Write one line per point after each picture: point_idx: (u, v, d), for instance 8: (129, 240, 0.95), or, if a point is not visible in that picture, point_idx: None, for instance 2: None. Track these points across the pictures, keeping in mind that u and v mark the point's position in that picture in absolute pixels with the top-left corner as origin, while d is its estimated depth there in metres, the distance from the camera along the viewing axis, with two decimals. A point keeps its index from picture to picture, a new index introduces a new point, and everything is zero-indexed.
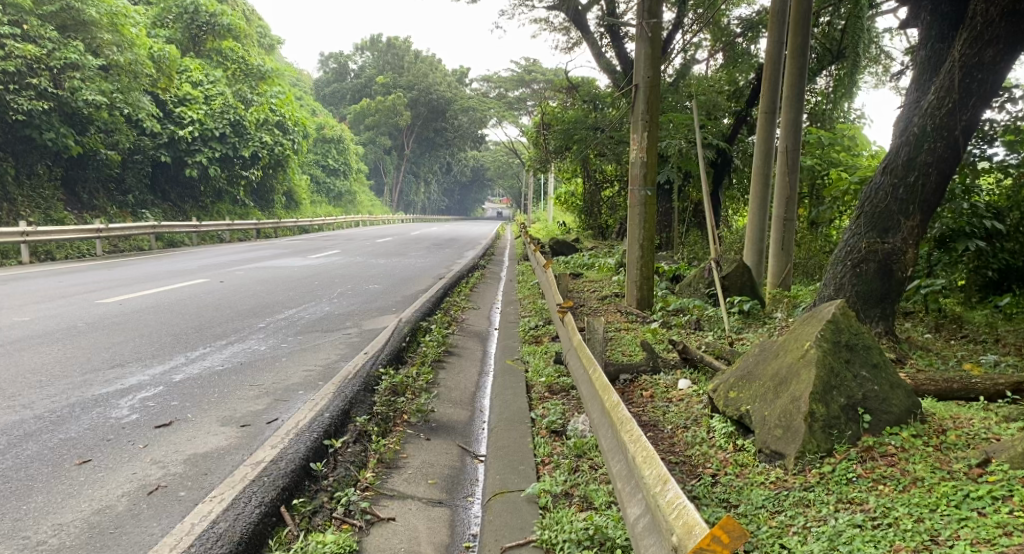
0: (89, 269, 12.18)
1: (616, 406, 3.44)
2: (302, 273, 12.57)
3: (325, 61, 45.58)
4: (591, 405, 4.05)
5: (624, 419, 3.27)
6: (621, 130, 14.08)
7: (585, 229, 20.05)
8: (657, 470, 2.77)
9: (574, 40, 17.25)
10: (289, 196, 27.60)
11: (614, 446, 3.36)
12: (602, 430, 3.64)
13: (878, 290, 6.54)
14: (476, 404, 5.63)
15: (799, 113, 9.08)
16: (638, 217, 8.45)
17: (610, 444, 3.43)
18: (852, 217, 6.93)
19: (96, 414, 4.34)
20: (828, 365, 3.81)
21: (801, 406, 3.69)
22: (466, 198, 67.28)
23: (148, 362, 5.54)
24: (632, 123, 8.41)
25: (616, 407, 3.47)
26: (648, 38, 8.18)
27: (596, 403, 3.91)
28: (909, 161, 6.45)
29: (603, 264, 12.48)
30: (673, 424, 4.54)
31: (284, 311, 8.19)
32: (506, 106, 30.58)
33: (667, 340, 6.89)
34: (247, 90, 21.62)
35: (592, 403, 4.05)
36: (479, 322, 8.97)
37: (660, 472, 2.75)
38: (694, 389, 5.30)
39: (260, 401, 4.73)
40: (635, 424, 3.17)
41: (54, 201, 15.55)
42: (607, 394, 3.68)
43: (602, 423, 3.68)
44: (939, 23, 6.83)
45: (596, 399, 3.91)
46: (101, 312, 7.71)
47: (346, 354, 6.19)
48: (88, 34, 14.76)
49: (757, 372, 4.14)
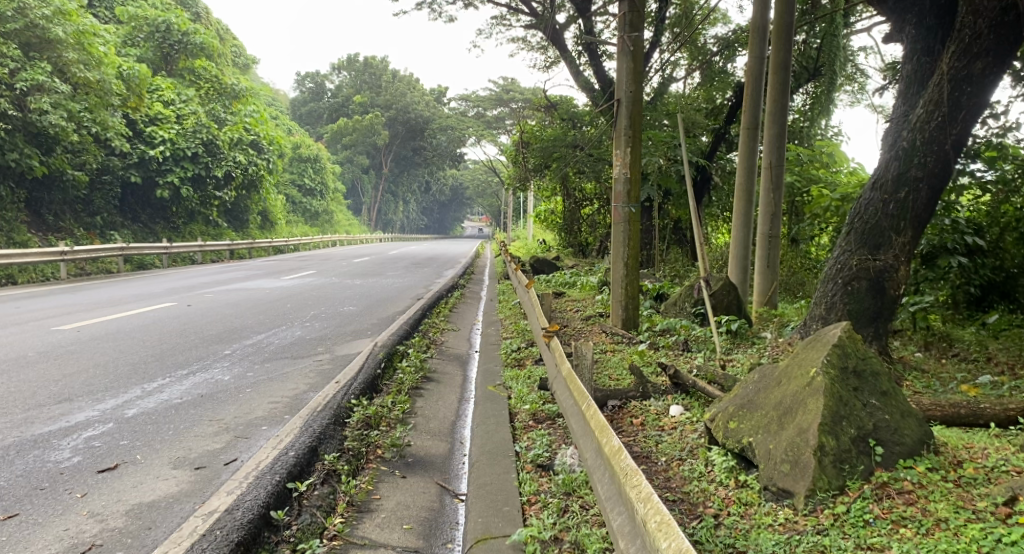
0: (52, 294, 11.69)
1: (617, 451, 3.10)
2: (275, 295, 12.17)
3: (302, 80, 44.64)
4: (583, 443, 3.72)
5: (628, 470, 2.93)
6: (600, 148, 13.90)
7: (566, 247, 19.89)
8: (676, 544, 2.43)
9: (551, 58, 17.15)
10: (265, 215, 27.12)
11: (615, 498, 3.01)
12: (598, 475, 3.30)
13: (871, 308, 6.31)
14: (456, 435, 5.28)
15: (782, 128, 8.88)
16: (622, 235, 8.16)
17: (609, 495, 3.09)
18: (842, 234, 6.73)
19: (31, 458, 3.93)
20: (836, 393, 3.54)
21: (809, 439, 3.39)
22: (446, 216, 67.18)
23: (100, 396, 5.12)
24: (614, 139, 8.17)
25: (615, 453, 3.13)
26: (629, 51, 7.98)
27: (590, 443, 3.57)
28: (899, 177, 6.24)
29: (586, 283, 12.24)
30: (668, 457, 4.27)
31: (253, 336, 7.79)
32: (484, 125, 30.54)
33: (655, 362, 6.61)
34: (220, 109, 21.25)
35: (585, 441, 3.71)
36: (458, 344, 8.64)
37: (680, 547, 2.41)
38: (687, 416, 5.02)
39: (218, 438, 4.34)
40: (642, 477, 2.83)
41: (17, 223, 14.99)
42: (604, 435, 3.33)
43: (597, 467, 3.35)
44: (924, 36, 6.63)
45: (591, 438, 3.57)
46: (56, 339, 7.26)
47: (316, 384, 5.79)
48: (53, 52, 14.23)
49: (759, 401, 3.84)
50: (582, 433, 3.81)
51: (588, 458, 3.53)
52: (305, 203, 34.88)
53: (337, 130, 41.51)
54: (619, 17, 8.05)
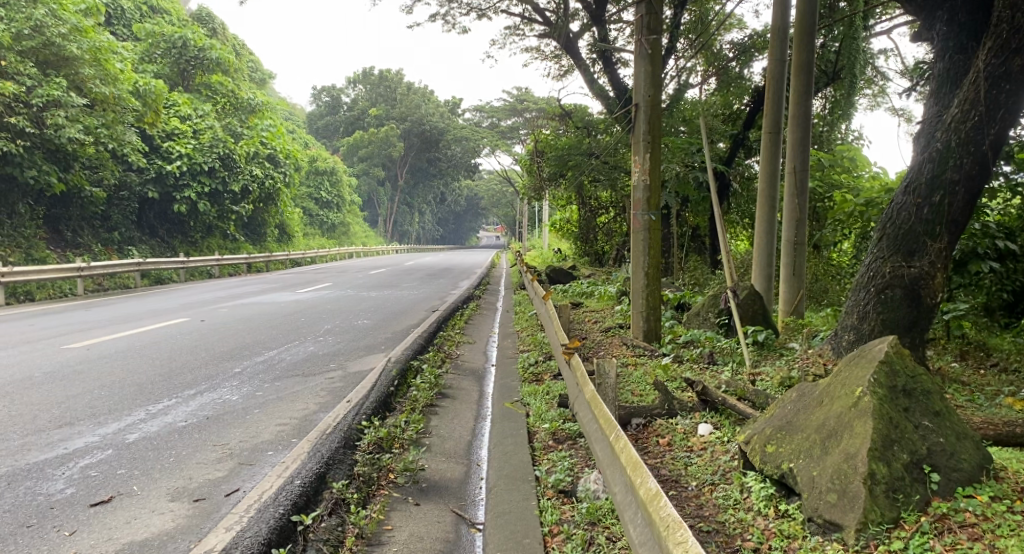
0: (67, 310, 11.58)
1: (655, 496, 2.85)
2: (289, 309, 11.98)
3: (318, 93, 44.77)
4: (611, 475, 3.46)
5: (670, 522, 2.68)
6: (616, 155, 13.62)
7: (582, 256, 19.61)
8: None
9: (566, 67, 16.93)
10: (282, 228, 27.06)
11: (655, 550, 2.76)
12: (632, 516, 3.05)
13: (906, 318, 6.00)
14: (472, 456, 5.03)
15: (806, 132, 8.56)
16: (642, 243, 7.89)
17: (647, 546, 2.84)
18: (874, 239, 6.41)
19: (21, 490, 3.71)
20: (886, 416, 3.27)
21: (858, 466, 3.12)
22: (462, 226, 67.17)
23: (103, 420, 4.92)
24: (632, 145, 7.91)
25: (653, 497, 2.88)
26: (647, 54, 7.75)
27: (620, 477, 3.32)
28: (933, 179, 5.91)
29: (604, 293, 11.97)
30: (699, 482, 4.13)
31: (265, 353, 7.59)
32: (498, 135, 30.40)
33: (680, 376, 6.32)
34: (236, 124, 21.25)
35: (613, 472, 3.45)
36: (474, 358, 8.39)
37: None
38: (717, 435, 4.76)
39: (221, 466, 4.11)
40: (687, 532, 2.58)
41: (36, 240, 14.96)
42: (637, 474, 3.08)
43: (631, 508, 3.10)
44: (957, 33, 6.30)
45: (621, 473, 3.31)
46: (64, 359, 7.08)
47: (327, 403, 5.56)
48: (70, 69, 14.21)
49: (798, 423, 3.57)
50: (609, 463, 3.55)
51: (619, 494, 3.28)
52: (321, 215, 34.85)
53: (353, 143, 41.60)
54: (636, 19, 7.80)
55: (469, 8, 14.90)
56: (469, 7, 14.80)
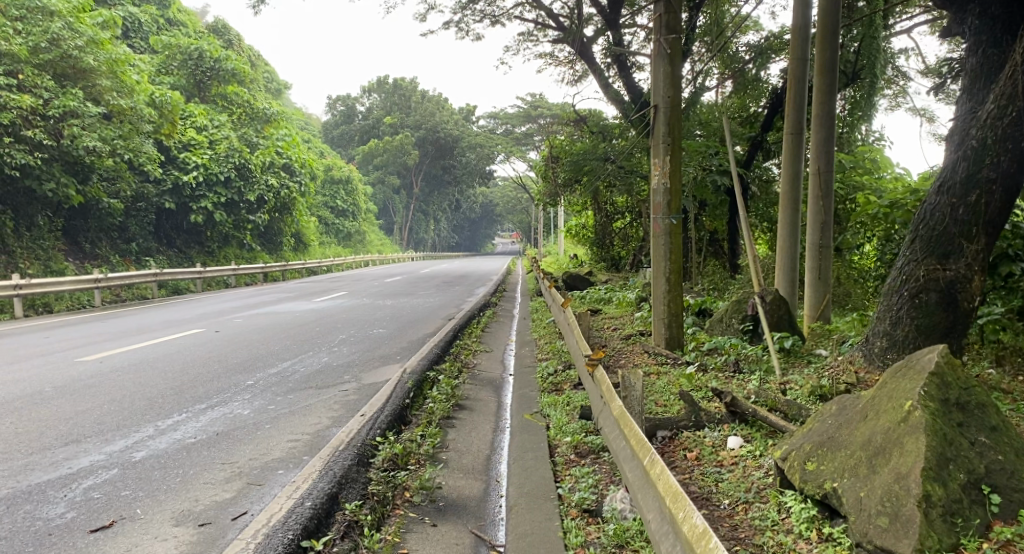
0: (84, 322, 11.49)
1: (702, 535, 2.64)
2: (305, 318, 11.85)
3: (333, 103, 44.92)
4: (646, 501, 3.24)
5: None
6: (632, 160, 13.39)
7: (599, 262, 19.38)
8: None
9: (580, 72, 16.76)
10: (298, 237, 27.05)
11: None
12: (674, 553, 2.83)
13: (943, 323, 5.73)
14: (491, 472, 4.82)
15: (830, 132, 8.29)
16: (662, 248, 7.64)
17: None
18: (907, 240, 6.15)
19: (20, 515, 3.56)
20: (940, 433, 3.10)
21: (912, 489, 2.94)
22: (477, 233, 67.14)
23: (110, 437, 4.77)
24: (651, 148, 7.68)
25: (699, 535, 2.67)
26: (666, 54, 7.53)
27: (657, 506, 3.09)
28: (968, 179, 5.63)
29: (623, 299, 11.73)
30: (732, 501, 3.91)
31: (279, 365, 7.43)
32: (513, 142, 30.25)
33: (705, 386, 6.09)
34: (252, 134, 21.28)
35: (647, 498, 3.23)
36: (491, 368, 8.19)
37: None
38: (748, 449, 4.54)
39: (229, 486, 3.94)
40: None
41: (54, 252, 14.95)
42: (679, 505, 2.86)
43: (671, 541, 2.88)
44: (990, 27, 6.01)
45: (658, 501, 3.09)
46: (76, 373, 6.95)
47: (340, 417, 5.37)
48: (88, 82, 14.22)
49: (841, 438, 3.37)
50: (641, 487, 3.34)
51: (656, 526, 3.06)
52: (337, 224, 34.85)
53: (368, 152, 41.67)
54: (654, 18, 7.59)
55: (483, 15, 14.77)
56: (482, 14, 14.67)
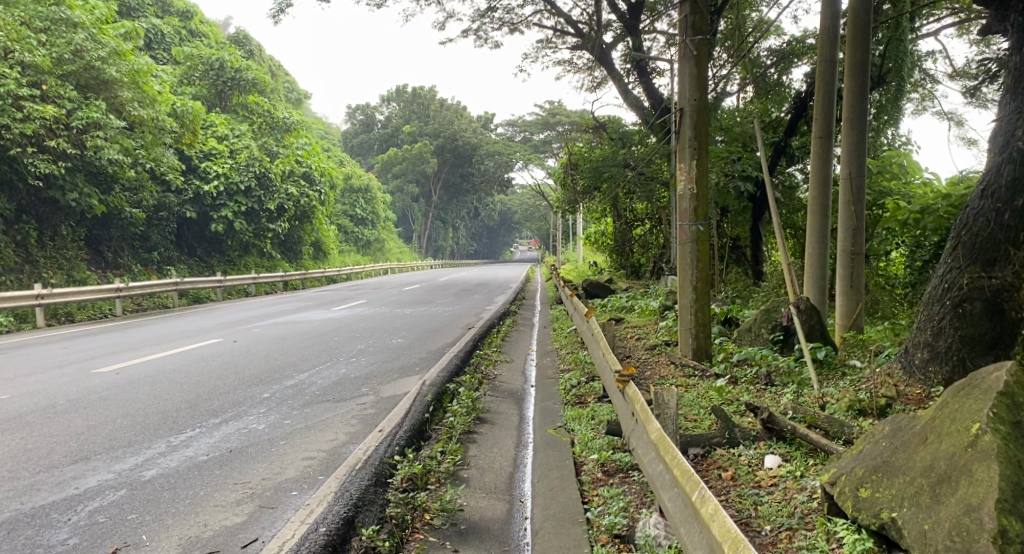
0: (102, 332, 11.40)
1: None
2: (324, 328, 11.71)
3: (352, 113, 45.09)
4: (694, 542, 2.99)
5: None
6: (653, 167, 13.11)
7: (619, 269, 19.11)
8: None
9: (599, 78, 16.55)
10: (318, 246, 27.05)
11: None
12: None
13: (990, 334, 5.36)
14: (516, 491, 4.58)
15: (862, 135, 7.97)
16: (689, 256, 7.36)
17: None
18: (948, 248, 5.84)
19: (21, 541, 3.41)
20: (1012, 460, 2.96)
21: (986, 522, 2.80)
22: (496, 241, 67.01)
23: (121, 453, 4.60)
24: (677, 152, 7.43)
25: None
26: (691, 56, 7.29)
27: (710, 549, 2.84)
28: (1015, 182, 5.32)
29: (646, 307, 11.45)
30: (774, 526, 3.66)
31: (296, 376, 7.24)
32: (531, 149, 30.03)
33: (738, 400, 5.81)
34: (273, 142, 21.31)
35: (696, 539, 2.98)
36: (512, 379, 7.96)
37: None
38: (789, 469, 4.27)
39: (241, 509, 3.76)
40: None
41: (77, 261, 14.94)
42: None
43: None
44: None
45: (710, 543, 2.85)
46: (91, 385, 6.81)
47: (356, 433, 5.15)
48: (110, 92, 14.17)
49: (899, 464, 3.24)
50: (688, 524, 3.09)
51: None
52: (356, 233, 34.84)
53: (387, 160, 41.73)
54: (679, 20, 7.38)
55: (502, 23, 14.64)
56: (501, 21, 14.52)
